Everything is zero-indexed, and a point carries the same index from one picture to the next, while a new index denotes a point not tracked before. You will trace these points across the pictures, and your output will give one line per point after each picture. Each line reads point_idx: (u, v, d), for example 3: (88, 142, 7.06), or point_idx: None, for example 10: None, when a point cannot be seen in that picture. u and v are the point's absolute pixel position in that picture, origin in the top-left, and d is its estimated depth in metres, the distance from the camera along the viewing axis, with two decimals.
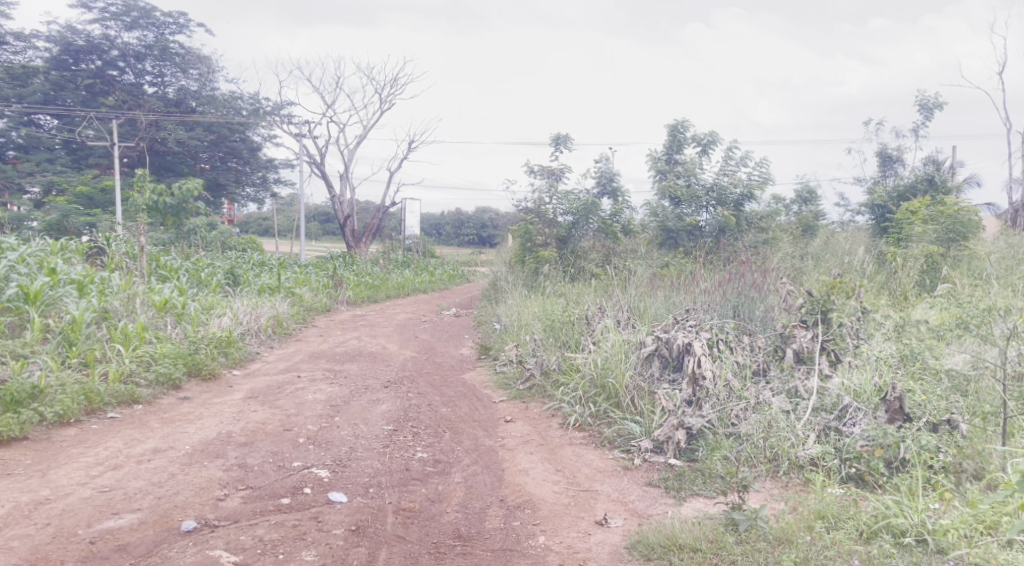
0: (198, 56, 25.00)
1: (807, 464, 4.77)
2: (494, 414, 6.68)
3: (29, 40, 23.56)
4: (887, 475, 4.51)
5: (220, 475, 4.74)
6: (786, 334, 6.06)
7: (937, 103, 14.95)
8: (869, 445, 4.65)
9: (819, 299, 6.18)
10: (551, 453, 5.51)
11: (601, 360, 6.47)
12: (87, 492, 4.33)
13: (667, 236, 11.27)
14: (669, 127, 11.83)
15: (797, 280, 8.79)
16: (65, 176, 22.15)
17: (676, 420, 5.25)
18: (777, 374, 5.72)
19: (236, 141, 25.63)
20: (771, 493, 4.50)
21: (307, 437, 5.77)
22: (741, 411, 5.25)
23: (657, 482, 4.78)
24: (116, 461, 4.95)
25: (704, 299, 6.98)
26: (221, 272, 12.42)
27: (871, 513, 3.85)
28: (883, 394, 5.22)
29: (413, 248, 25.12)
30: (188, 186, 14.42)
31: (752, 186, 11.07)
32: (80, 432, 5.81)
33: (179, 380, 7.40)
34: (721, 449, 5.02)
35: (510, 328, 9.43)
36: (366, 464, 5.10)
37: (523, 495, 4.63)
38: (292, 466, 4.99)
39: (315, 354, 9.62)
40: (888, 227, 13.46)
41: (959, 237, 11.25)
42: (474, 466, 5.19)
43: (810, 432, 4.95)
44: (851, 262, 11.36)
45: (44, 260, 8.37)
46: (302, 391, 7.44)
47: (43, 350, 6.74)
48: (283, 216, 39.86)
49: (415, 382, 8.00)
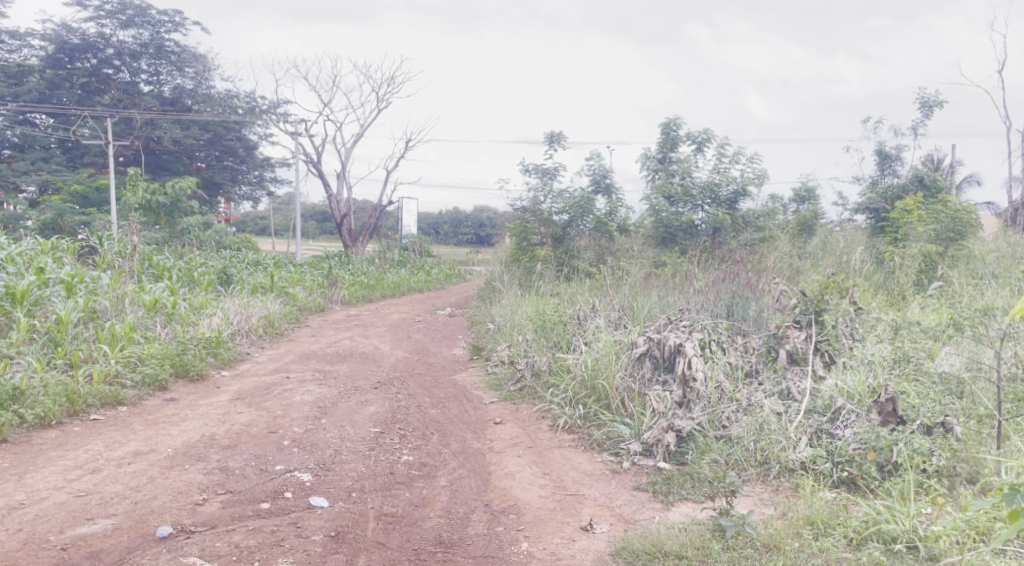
0: (194, 54, 24.78)
1: (798, 468, 4.68)
2: (484, 416, 6.60)
3: (25, 39, 23.48)
4: (879, 479, 4.43)
5: (200, 479, 4.65)
6: (780, 335, 5.97)
7: (938, 101, 14.87)
8: (862, 449, 4.58)
9: (812, 298, 6.16)
10: (539, 455, 5.43)
11: (592, 360, 6.38)
12: (62, 497, 4.24)
13: (663, 235, 11.18)
14: (663, 125, 11.73)
15: (794, 280, 8.71)
16: (59, 174, 21.95)
17: (666, 423, 5.15)
18: (770, 376, 5.65)
19: (231, 140, 25.45)
20: (760, 497, 4.41)
21: (292, 439, 5.68)
22: (733, 414, 5.17)
23: (645, 486, 4.70)
24: (95, 465, 4.85)
25: (697, 299, 6.90)
26: (213, 271, 12.31)
27: (862, 519, 3.76)
28: (876, 396, 5.14)
29: (408, 247, 25.03)
30: (182, 185, 14.31)
31: (747, 183, 11.01)
32: (61, 435, 5.70)
33: (165, 381, 7.29)
34: (711, 452, 4.94)
35: (503, 328, 9.33)
36: (350, 468, 5.02)
37: (508, 500, 4.55)
38: (274, 470, 4.89)
39: (306, 354, 9.54)
40: (885, 226, 13.37)
41: (957, 236, 11.16)
42: (461, 470, 5.10)
43: (802, 435, 4.86)
44: (848, 262, 11.29)
45: (33, 260, 8.28)
46: (290, 392, 7.36)
47: (28, 350, 6.65)
48: (279, 215, 39.77)
49: (405, 383, 7.90)
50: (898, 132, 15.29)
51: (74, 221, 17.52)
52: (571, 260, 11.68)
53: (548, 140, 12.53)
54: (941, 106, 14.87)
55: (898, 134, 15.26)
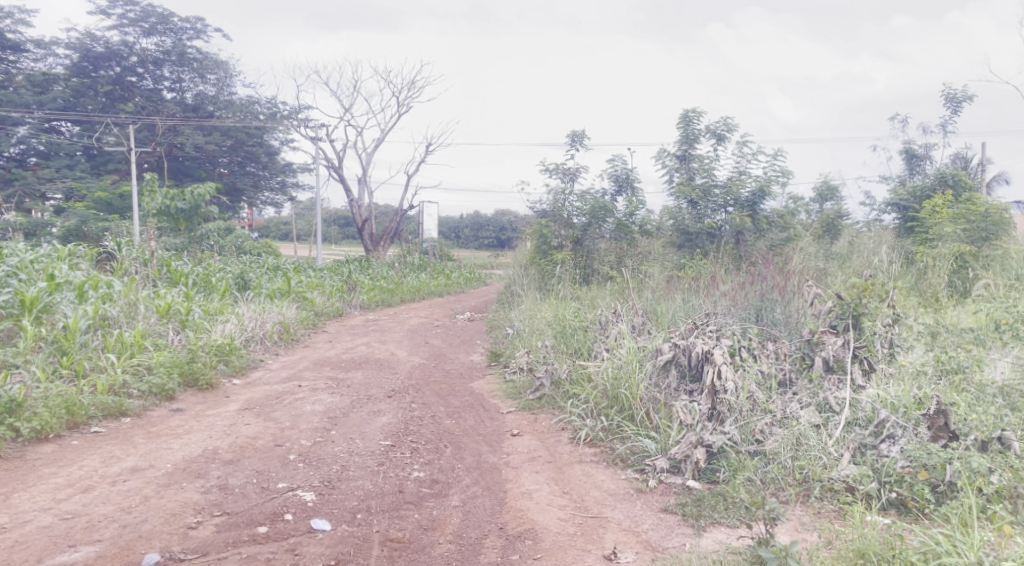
0: (216, 61, 25.03)
1: (842, 488, 4.30)
2: (500, 427, 6.25)
3: (50, 48, 23.56)
4: (933, 502, 4.05)
5: (197, 498, 4.37)
6: (815, 342, 5.57)
7: (966, 97, 14.31)
8: (911, 467, 4.21)
9: (849, 302, 5.72)
10: (558, 472, 5.08)
11: (613, 369, 6.00)
12: (46, 520, 3.98)
13: (685, 238, 10.77)
14: (681, 116, 11.12)
15: (822, 281, 8.32)
16: (84, 181, 21.94)
17: (694, 437, 4.79)
18: (805, 386, 5.24)
19: (253, 146, 25.45)
20: (802, 522, 4.04)
21: (298, 454, 5.38)
22: (766, 427, 4.78)
23: (674, 508, 4.34)
24: (88, 483, 4.59)
25: (724, 303, 6.48)
26: (231, 276, 12.07)
27: (919, 551, 3.36)
28: (925, 408, 4.71)
29: (429, 252, 24.86)
30: (201, 191, 14.17)
31: (769, 182, 10.50)
32: (57, 449, 5.46)
33: (173, 391, 7.03)
34: (745, 470, 4.56)
35: (522, 333, 8.95)
36: (357, 485, 4.70)
37: (524, 523, 4.21)
38: (276, 488, 4.60)
39: (320, 360, 9.27)
40: (915, 226, 12.77)
41: (990, 237, 10.70)
42: (474, 488, 4.77)
43: (844, 451, 4.49)
44: (879, 261, 10.78)
45: (47, 267, 8.09)
46: (301, 402, 7.07)
47: (34, 359, 6.45)
48: (302, 220, 39.87)
49: (421, 391, 7.60)
50: (926, 130, 14.75)
51: (97, 229, 17.07)
52: (592, 263, 11.32)
53: (570, 140, 12.19)
54: (969, 101, 14.32)
55: (927, 132, 14.73)
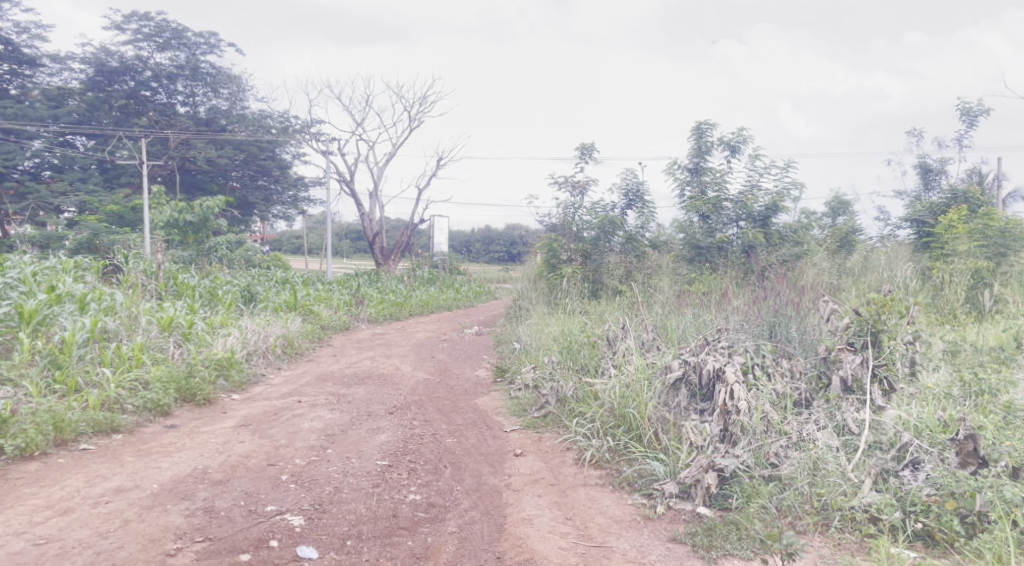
0: (229, 75, 25.20)
1: (863, 518, 4.03)
2: (503, 447, 6.01)
3: (65, 62, 23.63)
4: (963, 536, 3.78)
5: (179, 522, 4.16)
6: (831, 359, 5.28)
7: (982, 110, 14.01)
8: (938, 495, 3.96)
9: (868, 318, 5.43)
10: (560, 496, 4.84)
11: (621, 387, 5.73)
12: (19, 546, 3.78)
13: (696, 253, 10.51)
14: (694, 128, 10.84)
15: (835, 296, 8.08)
16: (97, 194, 21.94)
17: (706, 461, 4.51)
18: (822, 406, 4.98)
19: (265, 159, 25.48)
20: (820, 555, 3.79)
21: (291, 474, 5.17)
22: (781, 450, 4.54)
23: (683, 538, 4.09)
24: (68, 504, 4.39)
25: (737, 319, 6.20)
26: (238, 289, 11.88)
27: None
28: (950, 432, 4.44)
29: (438, 266, 24.61)
30: (209, 204, 14.12)
31: (781, 196, 10.24)
32: (42, 468, 5.25)
33: (168, 407, 6.82)
34: (759, 497, 4.31)
35: (529, 349, 8.70)
36: (349, 509, 4.47)
37: (523, 552, 3.97)
38: (264, 512, 4.38)
39: (323, 375, 9.04)
40: (930, 241, 12.48)
41: (1008, 251, 10.40)
42: (473, 512, 4.54)
43: (865, 476, 4.22)
44: (893, 275, 10.51)
45: (49, 280, 7.94)
46: (299, 418, 6.85)
47: (28, 373, 6.28)
48: (314, 233, 39.95)
49: (423, 408, 7.36)
50: (941, 143, 14.48)
51: (107, 241, 17.00)
52: (601, 277, 11.08)
53: (580, 152, 12.01)
54: (984, 115, 14.05)
55: (942, 146, 14.46)
